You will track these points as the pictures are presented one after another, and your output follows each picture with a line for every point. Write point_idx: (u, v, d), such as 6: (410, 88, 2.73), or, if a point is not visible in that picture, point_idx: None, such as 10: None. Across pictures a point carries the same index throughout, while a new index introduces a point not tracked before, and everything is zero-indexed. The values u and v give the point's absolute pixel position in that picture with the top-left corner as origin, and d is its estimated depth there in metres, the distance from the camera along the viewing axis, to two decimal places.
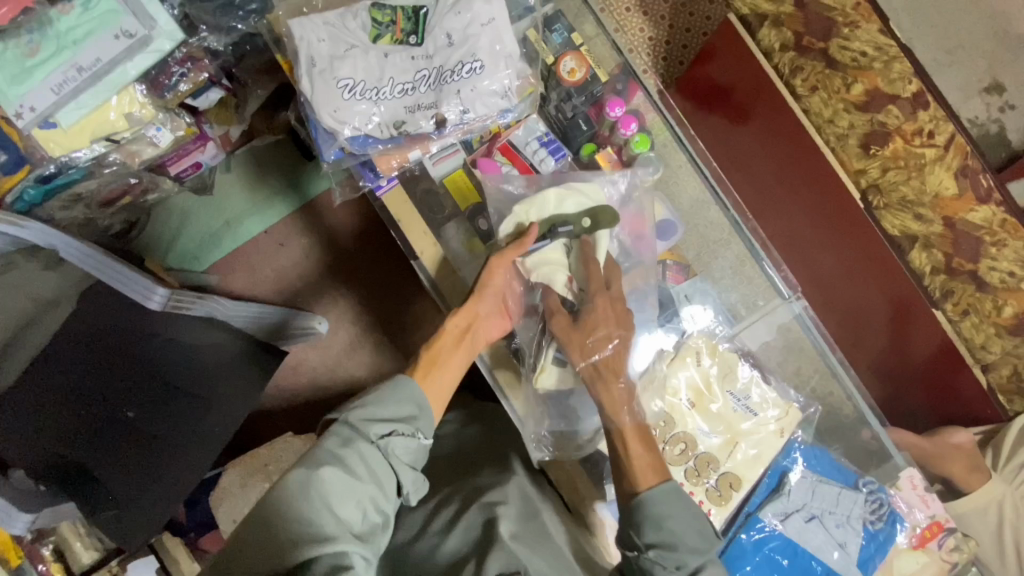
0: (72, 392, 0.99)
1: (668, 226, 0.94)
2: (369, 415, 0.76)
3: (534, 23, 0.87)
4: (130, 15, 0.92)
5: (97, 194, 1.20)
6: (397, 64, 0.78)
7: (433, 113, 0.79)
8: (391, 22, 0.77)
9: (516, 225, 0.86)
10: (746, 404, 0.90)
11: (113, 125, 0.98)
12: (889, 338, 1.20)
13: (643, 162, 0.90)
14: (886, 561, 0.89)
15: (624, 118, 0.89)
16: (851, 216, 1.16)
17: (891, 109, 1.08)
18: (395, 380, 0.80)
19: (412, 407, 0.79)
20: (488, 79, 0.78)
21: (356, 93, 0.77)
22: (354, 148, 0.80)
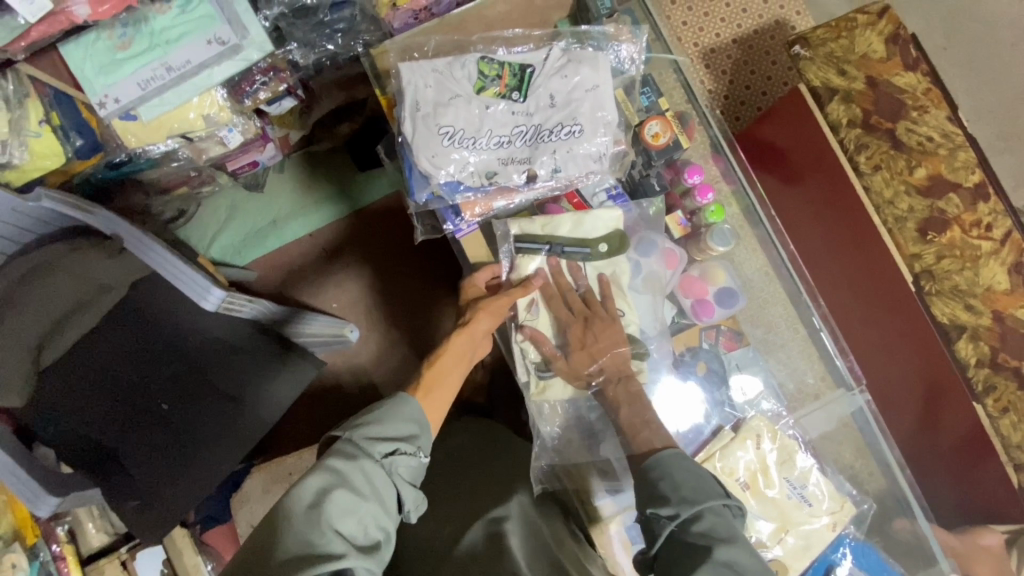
0: (109, 385, 1.02)
1: (731, 293, 0.94)
2: (372, 432, 0.75)
3: (624, 84, 0.89)
4: (225, 23, 0.93)
5: (157, 182, 1.23)
6: (497, 118, 0.79)
7: (526, 168, 0.80)
8: (497, 76, 0.78)
9: (528, 225, 0.88)
10: (802, 493, 0.89)
11: (192, 125, 1.01)
12: (921, 416, 1.17)
13: (719, 233, 0.91)
14: None
15: (701, 187, 0.92)
16: (896, 294, 1.13)
17: (952, 198, 1.10)
18: (394, 399, 0.80)
19: (413, 425, 0.79)
20: (585, 143, 0.80)
21: (455, 141, 0.78)
22: (444, 192, 0.81)
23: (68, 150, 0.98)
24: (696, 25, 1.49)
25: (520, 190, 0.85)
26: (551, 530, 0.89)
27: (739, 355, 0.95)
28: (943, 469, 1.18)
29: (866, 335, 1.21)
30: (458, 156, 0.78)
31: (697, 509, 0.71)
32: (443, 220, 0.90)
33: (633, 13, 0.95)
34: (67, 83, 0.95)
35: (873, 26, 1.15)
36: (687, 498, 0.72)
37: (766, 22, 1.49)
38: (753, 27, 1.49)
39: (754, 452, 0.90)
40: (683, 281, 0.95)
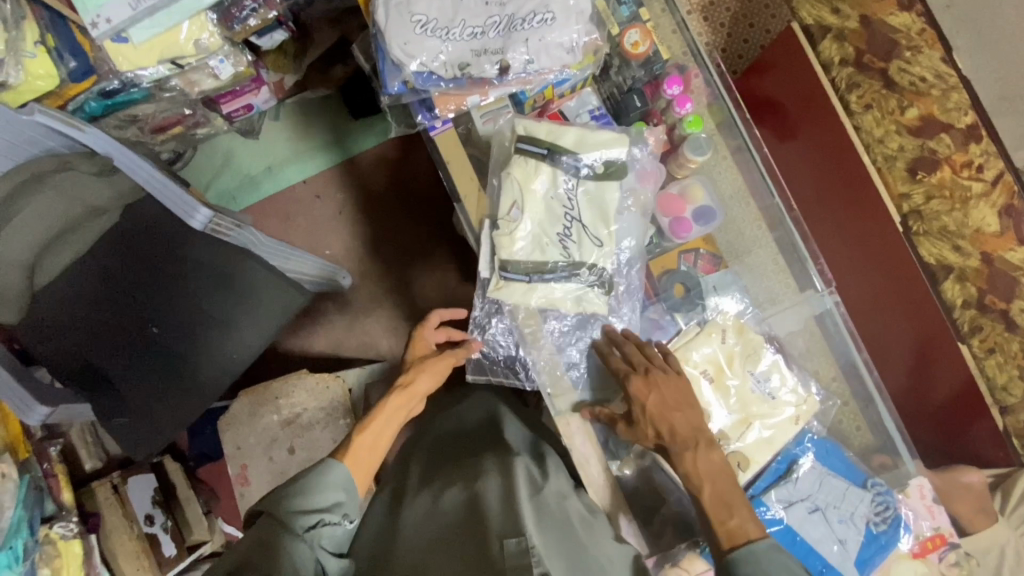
0: (94, 309, 1.04)
1: (708, 213, 0.94)
2: (299, 508, 0.72)
3: None
4: None
5: (151, 120, 1.24)
6: (471, 8, 0.79)
7: (498, 59, 0.80)
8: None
9: (533, 127, 0.86)
10: (766, 388, 0.89)
11: (181, 49, 1.01)
12: (910, 376, 1.16)
13: (693, 143, 0.90)
14: (885, 563, 0.88)
15: (680, 97, 0.90)
16: (889, 243, 1.13)
17: (943, 138, 1.10)
18: (322, 467, 0.77)
19: (338, 492, 0.76)
20: (557, 31, 0.80)
21: (428, 30, 0.78)
22: (417, 84, 0.81)
23: (62, 73, 1.00)
24: None
25: (493, 84, 0.84)
26: (551, 484, 0.87)
27: (716, 277, 0.94)
28: (929, 423, 1.18)
29: (856, 289, 1.21)
30: (430, 43, 0.78)
31: None
32: (417, 114, 0.91)
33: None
34: (62, 5, 0.97)
35: None
36: None
37: None
38: None
39: (721, 342, 0.88)
40: (663, 199, 0.94)
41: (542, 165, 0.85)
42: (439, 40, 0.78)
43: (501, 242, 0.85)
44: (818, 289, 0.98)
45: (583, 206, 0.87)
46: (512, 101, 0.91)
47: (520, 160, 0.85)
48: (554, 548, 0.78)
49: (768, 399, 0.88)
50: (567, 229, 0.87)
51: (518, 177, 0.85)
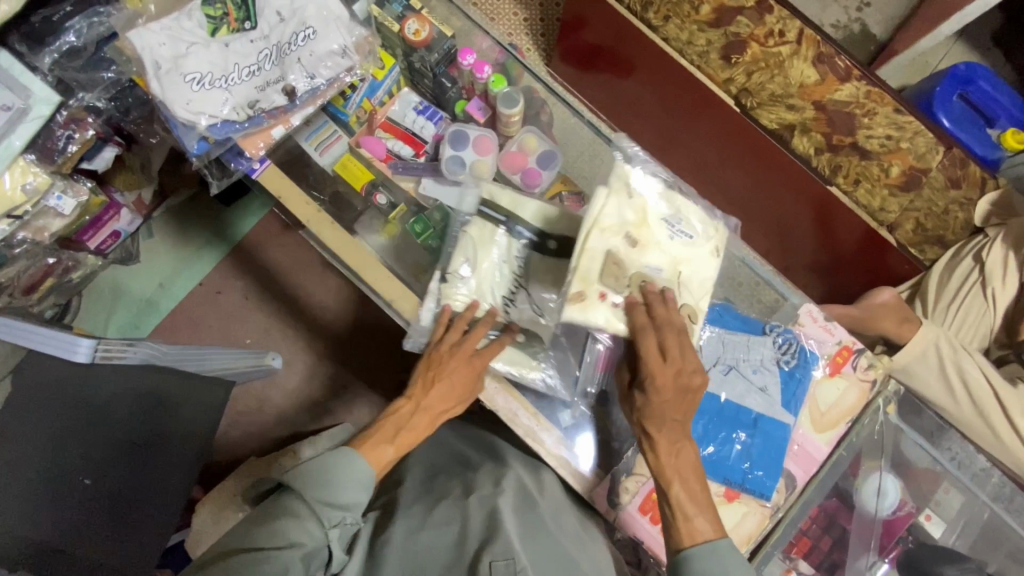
0: (19, 477, 0.97)
1: (549, 155, 0.99)
2: (326, 498, 0.74)
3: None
4: (6, 89, 0.93)
5: (18, 283, 1.20)
6: (239, 50, 0.82)
7: (282, 86, 0.83)
8: (224, 13, 0.82)
9: (498, 192, 0.91)
10: (680, 228, 0.85)
11: (11, 199, 0.98)
12: (815, 230, 1.31)
13: (505, 98, 0.95)
14: (808, 396, 0.93)
15: (477, 64, 0.97)
16: (740, 129, 1.26)
17: (740, 20, 1.13)
18: (341, 460, 0.76)
19: (362, 493, 0.76)
20: (324, 42, 0.84)
21: (206, 83, 0.80)
22: (216, 136, 0.83)
23: None
24: None
25: (289, 113, 0.86)
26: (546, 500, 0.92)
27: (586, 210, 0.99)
28: (854, 265, 1.32)
29: (740, 178, 1.37)
30: (212, 97, 0.81)
31: None
32: (231, 163, 0.89)
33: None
34: None
35: None
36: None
37: None
38: None
39: (581, 266, 0.90)
40: (506, 158, 0.98)
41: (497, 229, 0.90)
42: (222, 89, 0.81)
43: (446, 291, 0.88)
44: None
45: (536, 275, 0.90)
46: (340, 126, 0.97)
47: (478, 221, 0.90)
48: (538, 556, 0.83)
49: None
50: (513, 293, 0.90)
51: (475, 238, 0.89)
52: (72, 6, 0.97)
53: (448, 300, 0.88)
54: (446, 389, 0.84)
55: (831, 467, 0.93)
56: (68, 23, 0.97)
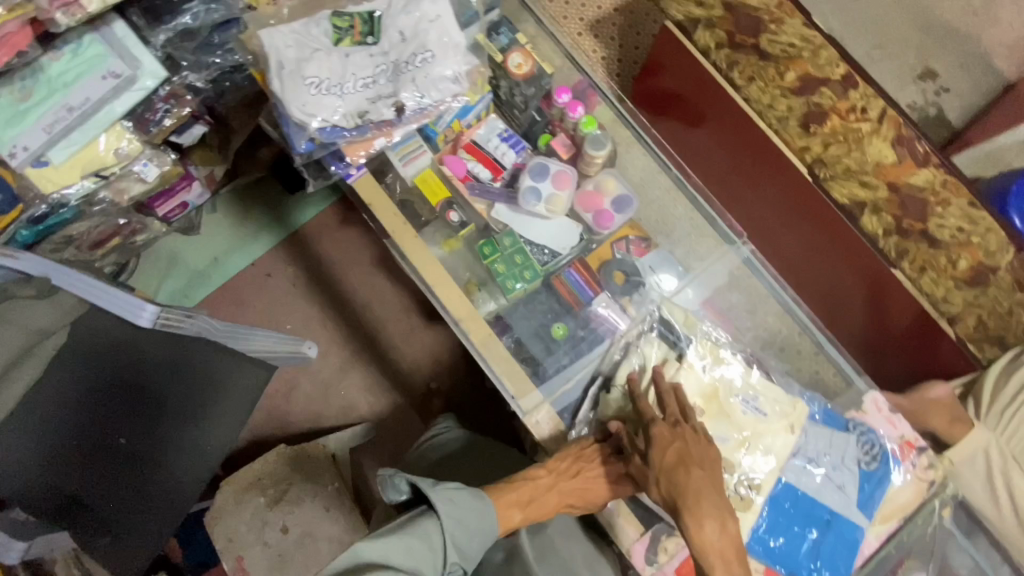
0: (63, 426, 1.03)
1: (623, 200, 1.01)
2: (457, 540, 0.74)
3: (481, 28, 0.96)
4: (116, 57, 0.98)
5: (87, 237, 1.26)
6: (358, 63, 0.86)
7: (393, 102, 0.86)
8: (349, 26, 0.86)
9: (674, 311, 0.96)
10: (757, 406, 0.90)
11: (102, 161, 1.04)
12: (867, 306, 1.30)
13: (592, 140, 0.97)
14: (885, 499, 0.91)
15: (571, 103, 0.98)
16: (805, 195, 1.27)
17: (823, 91, 1.14)
18: (482, 508, 0.77)
19: (477, 548, 0.77)
20: (440, 65, 0.86)
21: (322, 89, 0.84)
22: (324, 139, 0.86)
23: None
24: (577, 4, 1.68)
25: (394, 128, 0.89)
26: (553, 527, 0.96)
27: (649, 258, 1.02)
28: (902, 350, 1.29)
29: (797, 243, 1.37)
30: (327, 105, 0.85)
31: None
32: (330, 165, 0.95)
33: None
34: None
35: None
36: None
37: None
38: None
39: (697, 376, 0.89)
40: (581, 198, 1.01)
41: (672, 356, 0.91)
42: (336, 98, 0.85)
43: (607, 404, 0.91)
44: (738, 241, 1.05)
45: (721, 417, 0.88)
46: (426, 142, 0.99)
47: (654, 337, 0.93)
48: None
49: (723, 388, 0.89)
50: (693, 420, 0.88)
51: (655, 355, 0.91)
52: None
53: (602, 413, 0.91)
54: (578, 484, 0.86)
55: (874, 563, 0.91)
56: (187, 6, 0.99)
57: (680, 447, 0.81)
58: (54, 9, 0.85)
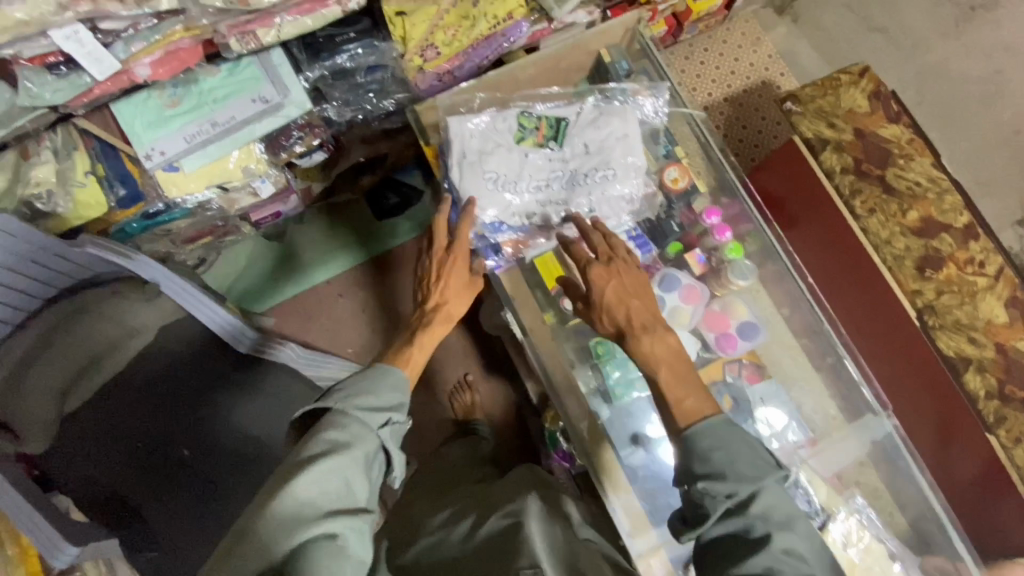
0: (131, 431, 1.03)
1: (752, 327, 0.99)
2: (365, 403, 0.73)
3: (644, 133, 1.01)
4: (268, 83, 0.99)
5: (183, 232, 1.27)
6: (536, 164, 0.95)
7: (563, 209, 0.96)
8: (535, 128, 0.96)
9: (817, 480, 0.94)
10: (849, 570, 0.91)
11: (229, 175, 1.06)
12: (935, 452, 1.19)
13: (739, 269, 0.98)
14: None
15: (719, 227, 0.99)
16: (891, 323, 1.20)
17: (945, 237, 1.17)
18: (380, 370, 0.77)
19: (397, 394, 0.76)
20: (616, 185, 0.95)
21: (499, 185, 0.94)
22: (488, 231, 0.96)
23: (110, 200, 1.01)
24: (690, 85, 1.69)
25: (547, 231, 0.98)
26: None
27: (762, 387, 0.97)
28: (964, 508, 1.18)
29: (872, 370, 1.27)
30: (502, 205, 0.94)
31: (755, 486, 0.68)
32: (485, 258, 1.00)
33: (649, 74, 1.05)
34: (113, 139, 0.98)
35: (856, 83, 1.25)
36: (744, 473, 0.68)
37: (752, 82, 1.71)
38: (741, 87, 1.71)
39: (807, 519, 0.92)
40: (708, 316, 0.99)
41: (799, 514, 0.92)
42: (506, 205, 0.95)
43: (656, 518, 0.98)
44: (880, 415, 0.98)
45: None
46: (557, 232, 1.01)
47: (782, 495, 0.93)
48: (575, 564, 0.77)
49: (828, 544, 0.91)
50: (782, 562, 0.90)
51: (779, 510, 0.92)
52: (354, 35, 1.04)
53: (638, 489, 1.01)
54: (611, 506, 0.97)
55: None
56: (346, 47, 1.03)
57: (616, 284, 0.82)
58: (231, 35, 0.85)
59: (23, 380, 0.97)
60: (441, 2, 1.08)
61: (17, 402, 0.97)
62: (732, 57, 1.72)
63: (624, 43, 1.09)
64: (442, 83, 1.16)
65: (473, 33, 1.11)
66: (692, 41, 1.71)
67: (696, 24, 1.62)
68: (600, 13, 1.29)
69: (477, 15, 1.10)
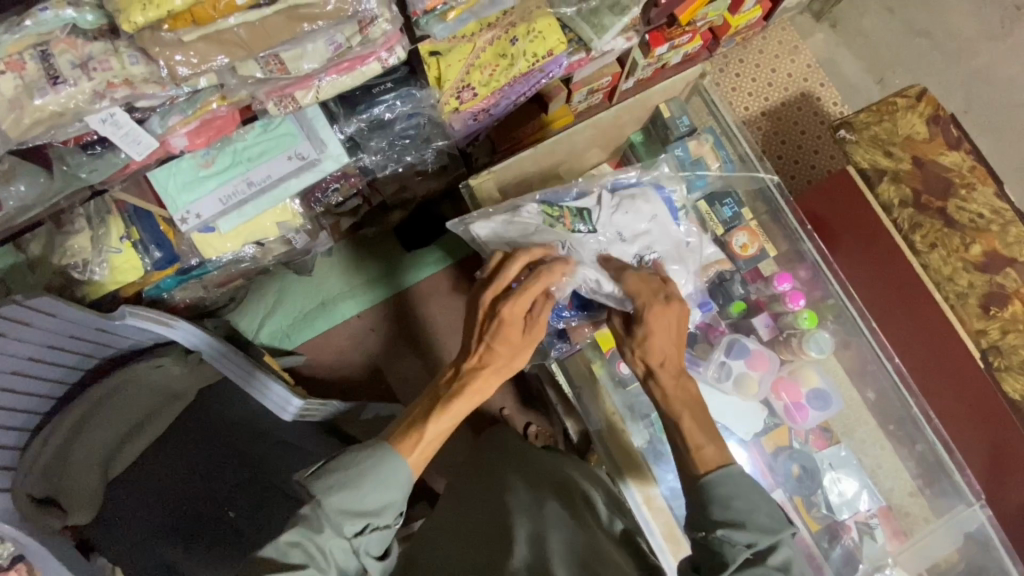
0: (179, 493, 0.99)
1: (825, 395, 0.97)
2: (345, 505, 0.68)
3: (705, 198, 1.03)
4: (305, 139, 0.95)
5: (214, 279, 1.22)
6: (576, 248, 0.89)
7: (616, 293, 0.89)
8: (563, 218, 0.91)
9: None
10: None
11: (265, 231, 1.02)
12: (986, 484, 1.12)
13: (815, 340, 0.97)
14: None
15: (792, 293, 0.99)
16: (950, 352, 1.11)
17: (1009, 272, 1.12)
18: (375, 463, 0.71)
19: (391, 494, 0.71)
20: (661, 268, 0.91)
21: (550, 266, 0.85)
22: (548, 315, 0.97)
23: (146, 262, 0.98)
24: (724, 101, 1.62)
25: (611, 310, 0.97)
26: None
27: (831, 453, 0.96)
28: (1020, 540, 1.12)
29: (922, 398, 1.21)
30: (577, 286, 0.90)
31: (776, 538, 0.67)
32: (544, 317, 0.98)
33: (713, 130, 1.04)
34: (148, 202, 0.96)
35: (913, 107, 1.19)
36: (766, 525, 0.68)
37: (790, 94, 1.64)
38: (779, 100, 1.63)
39: None
40: (778, 382, 0.97)
41: None
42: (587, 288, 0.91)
43: None
44: (971, 501, 0.93)
45: None
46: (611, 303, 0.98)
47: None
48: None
49: None
50: None
51: None
52: (392, 84, 1.01)
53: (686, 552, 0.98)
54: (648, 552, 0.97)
55: None
56: (383, 98, 1.00)
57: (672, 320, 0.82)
58: (269, 99, 0.82)
59: (70, 455, 0.95)
60: (477, 39, 1.03)
61: (62, 475, 0.94)
62: (767, 68, 1.64)
63: (683, 96, 1.05)
64: (478, 121, 1.16)
65: (511, 72, 1.05)
66: (726, 53, 1.64)
67: (731, 37, 1.55)
68: (639, 39, 1.22)
69: (516, 54, 1.04)
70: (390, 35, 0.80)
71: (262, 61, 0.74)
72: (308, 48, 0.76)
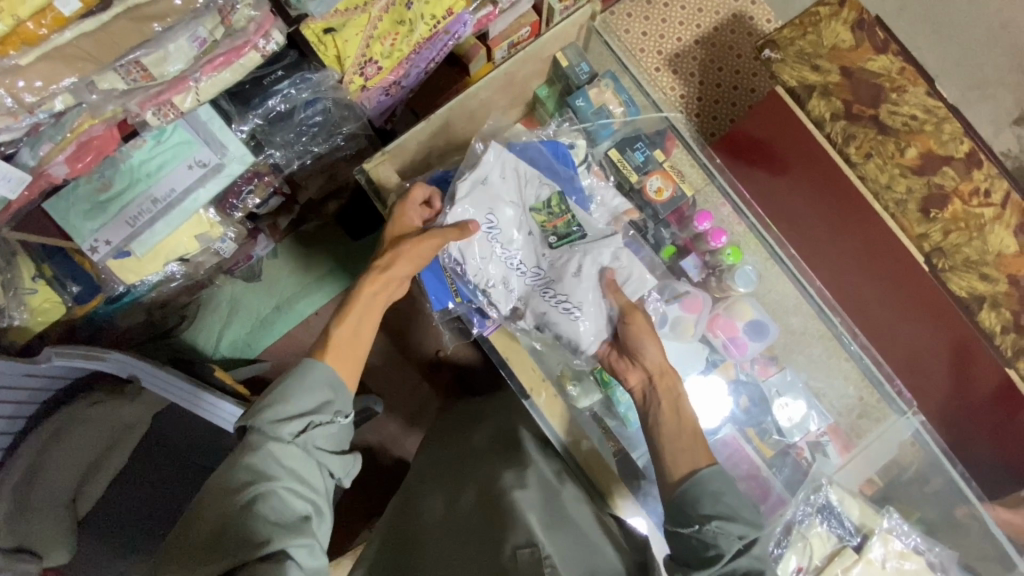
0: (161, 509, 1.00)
1: (760, 326, 1.01)
2: (278, 414, 0.70)
3: (616, 145, 1.01)
4: (202, 145, 0.90)
5: (153, 300, 1.19)
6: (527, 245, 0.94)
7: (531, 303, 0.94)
8: (554, 214, 0.93)
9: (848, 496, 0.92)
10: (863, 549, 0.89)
11: (186, 247, 0.97)
12: (951, 377, 1.17)
13: (740, 272, 0.99)
14: None
15: (713, 231, 0.99)
16: (891, 255, 1.14)
17: (947, 171, 1.10)
18: (300, 371, 0.73)
19: (326, 391, 0.74)
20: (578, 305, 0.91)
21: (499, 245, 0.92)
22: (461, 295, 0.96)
23: (66, 299, 0.96)
24: (655, 34, 1.56)
25: (611, 321, 0.92)
26: None
27: (776, 380, 1.01)
28: (985, 420, 1.16)
29: (879, 304, 1.24)
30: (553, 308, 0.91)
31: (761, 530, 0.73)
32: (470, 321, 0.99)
33: (615, 74, 1.04)
34: (51, 236, 0.91)
35: (836, 15, 1.14)
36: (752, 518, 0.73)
37: (723, 17, 1.57)
38: (711, 25, 1.57)
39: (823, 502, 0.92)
40: (712, 321, 1.01)
41: (814, 521, 0.91)
42: (566, 312, 0.91)
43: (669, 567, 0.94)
44: (905, 412, 1.01)
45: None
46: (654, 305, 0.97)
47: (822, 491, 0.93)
48: (568, 555, 0.78)
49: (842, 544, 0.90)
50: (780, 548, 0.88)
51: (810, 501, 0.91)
52: (283, 72, 0.97)
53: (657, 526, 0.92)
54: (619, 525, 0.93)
55: None
56: (276, 88, 0.97)
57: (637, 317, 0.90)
58: (146, 110, 0.78)
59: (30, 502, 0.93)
60: (371, 9, 0.95)
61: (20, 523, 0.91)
62: None
63: (580, 40, 1.03)
64: (390, 95, 1.10)
65: (412, 39, 1.00)
66: None
67: None
68: None
69: (413, 18, 0.98)
70: (259, 20, 0.76)
71: (122, 70, 0.69)
72: (169, 48, 0.70)
